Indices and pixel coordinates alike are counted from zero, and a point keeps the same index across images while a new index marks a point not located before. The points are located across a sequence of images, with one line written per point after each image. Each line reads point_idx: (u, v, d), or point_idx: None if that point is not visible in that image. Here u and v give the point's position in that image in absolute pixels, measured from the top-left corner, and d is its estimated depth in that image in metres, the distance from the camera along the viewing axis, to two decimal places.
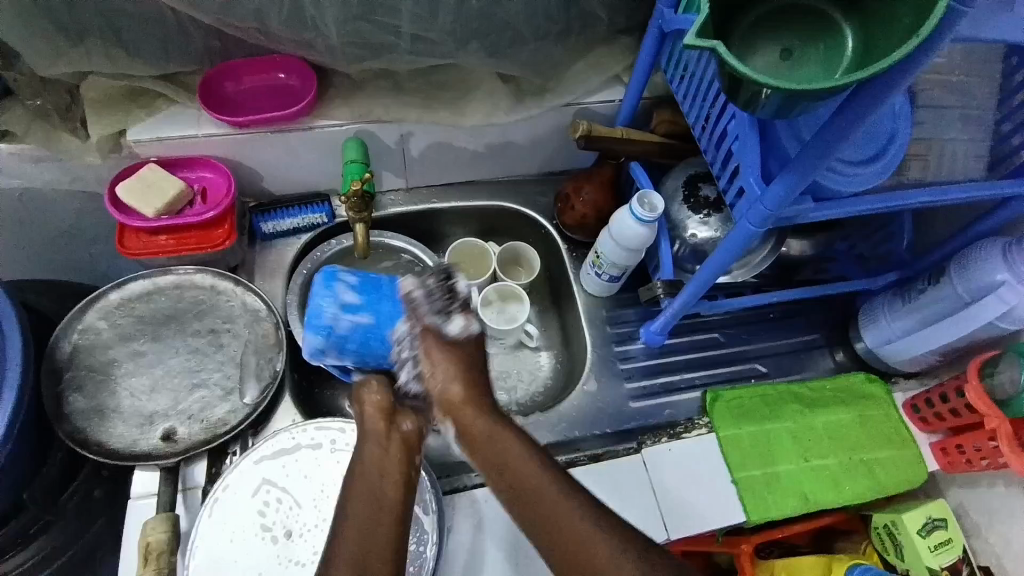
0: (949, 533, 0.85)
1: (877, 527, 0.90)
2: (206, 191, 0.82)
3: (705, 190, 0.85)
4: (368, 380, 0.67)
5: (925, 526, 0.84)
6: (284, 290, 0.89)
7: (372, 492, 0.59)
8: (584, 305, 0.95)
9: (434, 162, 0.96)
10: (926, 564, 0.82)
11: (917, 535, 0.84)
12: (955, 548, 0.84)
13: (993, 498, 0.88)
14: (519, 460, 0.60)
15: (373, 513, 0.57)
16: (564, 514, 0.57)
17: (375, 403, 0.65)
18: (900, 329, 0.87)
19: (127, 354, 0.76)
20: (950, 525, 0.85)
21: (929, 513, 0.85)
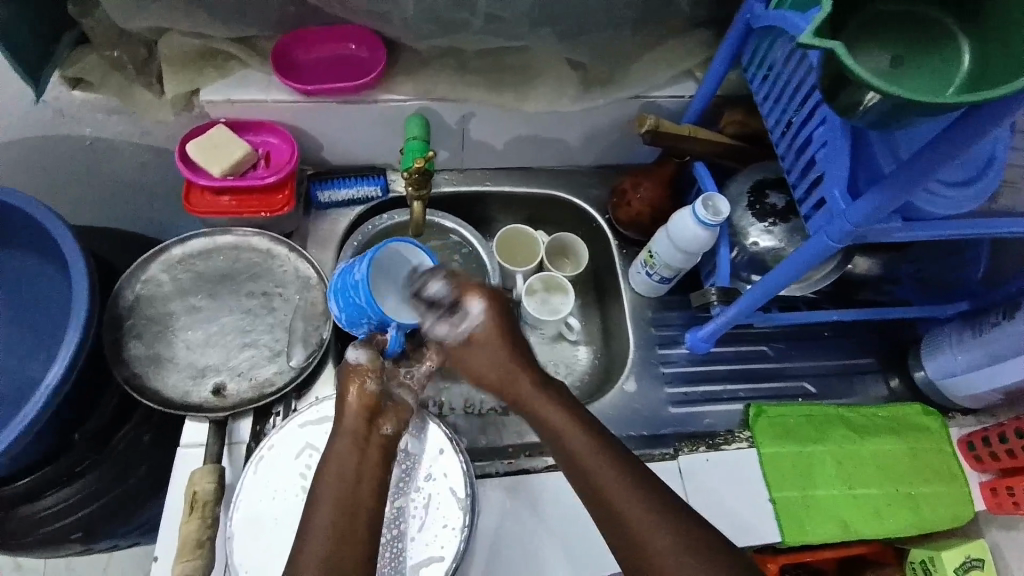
0: (987, 573, 0.79)
1: (911, 562, 0.85)
2: (269, 156, 0.83)
3: (773, 198, 0.81)
4: (345, 373, 0.66)
5: (963, 565, 0.79)
6: (335, 260, 0.90)
7: (342, 489, 0.60)
8: (630, 304, 0.94)
9: (491, 144, 0.95)
10: None
11: (953, 574, 0.79)
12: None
13: None
14: (585, 446, 0.62)
15: (345, 510, 0.58)
16: (631, 505, 0.58)
17: (358, 396, 0.65)
18: (964, 363, 0.82)
19: (185, 307, 0.78)
20: (988, 564, 0.80)
21: (969, 552, 0.80)
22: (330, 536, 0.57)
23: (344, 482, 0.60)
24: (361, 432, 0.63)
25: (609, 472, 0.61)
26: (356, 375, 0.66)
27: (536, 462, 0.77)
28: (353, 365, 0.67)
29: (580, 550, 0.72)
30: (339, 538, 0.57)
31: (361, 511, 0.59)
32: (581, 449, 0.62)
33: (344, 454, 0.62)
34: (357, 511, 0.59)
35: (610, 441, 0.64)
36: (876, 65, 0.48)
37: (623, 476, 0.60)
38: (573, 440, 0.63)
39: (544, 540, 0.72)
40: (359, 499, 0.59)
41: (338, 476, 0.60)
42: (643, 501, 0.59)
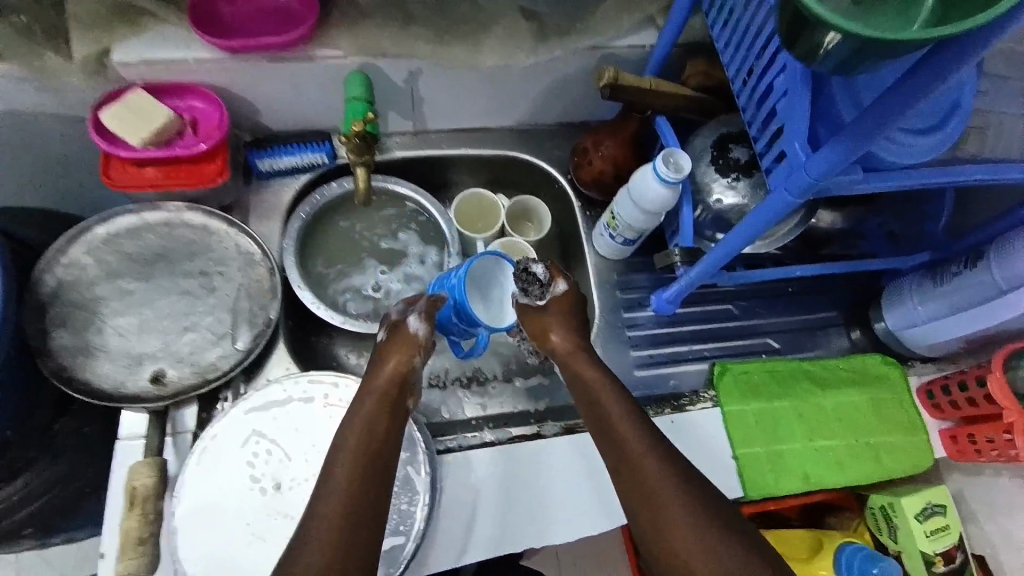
0: (947, 520, 0.84)
1: (872, 507, 0.89)
2: (197, 123, 0.76)
3: (736, 152, 0.78)
4: (396, 338, 0.64)
5: (924, 511, 0.83)
6: (282, 233, 0.85)
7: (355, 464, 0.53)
8: (595, 268, 0.91)
9: (445, 103, 0.89)
10: (920, 549, 0.82)
11: (913, 520, 0.83)
12: (951, 535, 0.83)
13: (993, 487, 0.86)
14: (620, 416, 0.59)
15: (354, 484, 0.52)
16: (658, 478, 0.54)
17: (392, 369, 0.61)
18: (925, 313, 0.83)
19: (114, 291, 0.72)
20: (948, 511, 0.84)
21: (928, 499, 0.84)
22: (336, 515, 0.50)
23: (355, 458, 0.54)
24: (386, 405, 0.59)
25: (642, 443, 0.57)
26: (405, 343, 0.63)
27: (500, 434, 0.76)
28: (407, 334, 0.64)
29: (548, 518, 0.71)
30: (348, 516, 0.50)
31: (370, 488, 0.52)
32: (619, 417, 0.59)
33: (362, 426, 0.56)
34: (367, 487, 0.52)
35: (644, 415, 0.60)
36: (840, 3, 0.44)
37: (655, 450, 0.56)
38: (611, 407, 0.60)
39: (512, 512, 0.71)
40: (370, 475, 0.53)
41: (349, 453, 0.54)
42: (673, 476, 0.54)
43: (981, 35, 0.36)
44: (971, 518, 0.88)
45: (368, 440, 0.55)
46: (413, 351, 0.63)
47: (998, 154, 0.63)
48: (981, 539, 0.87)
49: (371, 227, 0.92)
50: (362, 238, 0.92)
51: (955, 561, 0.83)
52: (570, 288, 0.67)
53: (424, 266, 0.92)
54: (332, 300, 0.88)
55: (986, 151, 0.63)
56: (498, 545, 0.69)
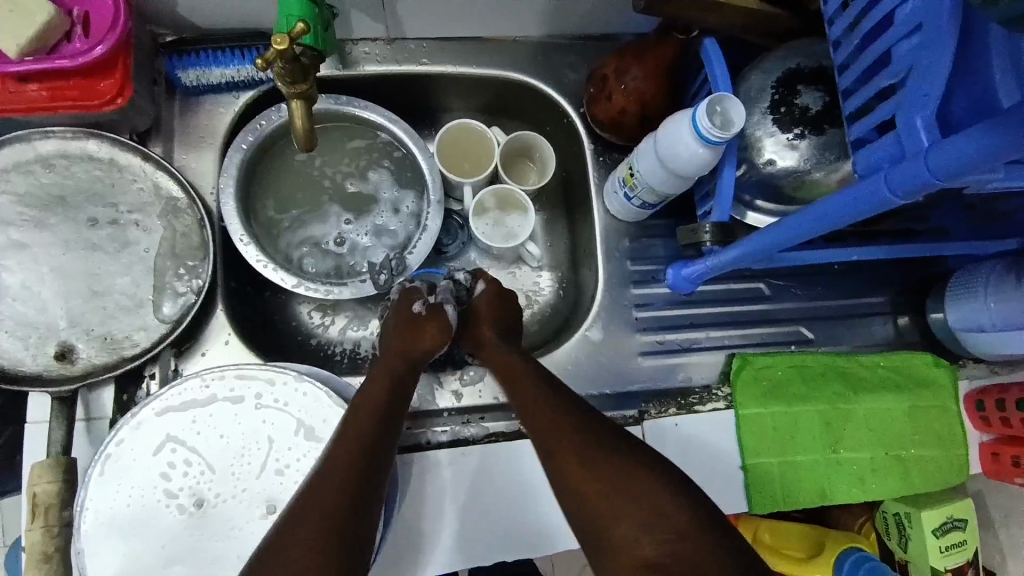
0: (965, 535, 0.75)
1: (885, 512, 0.81)
2: (89, 18, 0.57)
3: (804, 98, 0.58)
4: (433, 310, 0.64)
5: (942, 526, 0.75)
6: (217, 169, 0.68)
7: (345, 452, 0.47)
8: (603, 230, 0.75)
9: (426, 1, 0.67)
10: (930, 565, 0.74)
11: (930, 534, 0.74)
12: (967, 551, 0.75)
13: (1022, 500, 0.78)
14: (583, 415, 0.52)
15: (334, 470, 0.46)
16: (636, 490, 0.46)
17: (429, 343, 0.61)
18: (998, 318, 0.67)
19: (2, 243, 0.58)
20: (968, 526, 0.76)
21: (951, 513, 0.75)
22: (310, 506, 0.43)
23: (346, 445, 0.48)
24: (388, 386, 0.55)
25: (620, 446, 0.49)
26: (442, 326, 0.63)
27: (475, 431, 0.66)
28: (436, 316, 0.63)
29: (520, 530, 0.62)
30: (331, 501, 0.44)
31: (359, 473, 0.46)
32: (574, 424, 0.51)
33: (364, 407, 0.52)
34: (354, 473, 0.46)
35: (613, 423, 0.52)
36: None
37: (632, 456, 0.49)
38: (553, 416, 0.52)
39: (482, 521, 0.62)
40: (361, 462, 0.47)
41: (341, 439, 0.48)
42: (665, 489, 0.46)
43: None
44: (988, 527, 0.80)
45: (358, 424, 0.49)
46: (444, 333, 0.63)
47: None
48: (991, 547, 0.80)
49: (335, 163, 0.75)
50: (323, 176, 0.75)
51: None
52: (490, 288, 0.67)
53: (398, 217, 0.76)
54: (286, 255, 0.73)
55: None
56: (465, 559, 0.61)
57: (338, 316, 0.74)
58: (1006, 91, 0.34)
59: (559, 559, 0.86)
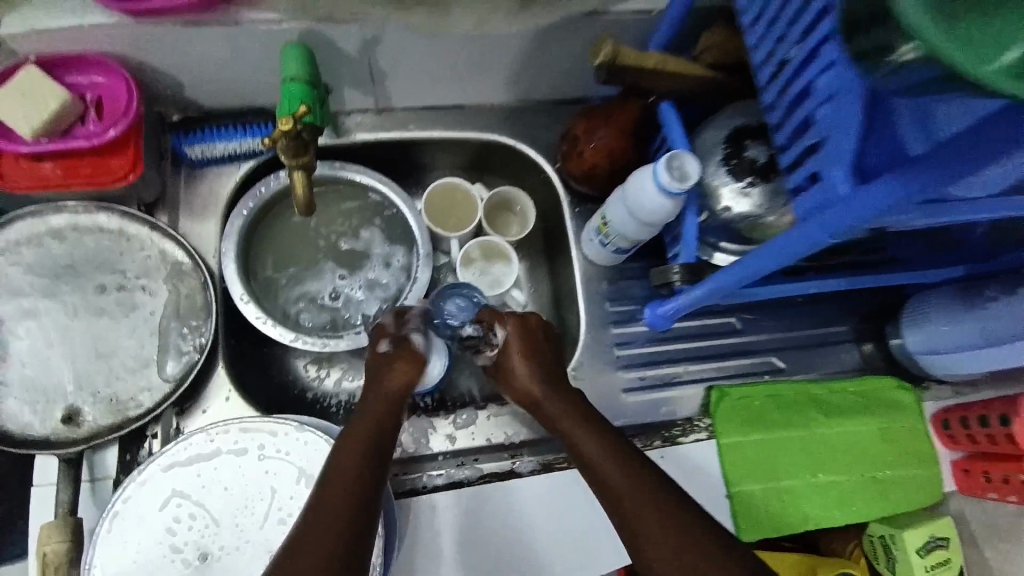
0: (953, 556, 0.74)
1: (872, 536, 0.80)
2: (101, 103, 0.62)
3: (752, 151, 0.66)
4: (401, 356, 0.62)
5: (928, 546, 0.73)
6: (219, 234, 0.73)
7: (339, 478, 0.49)
8: (582, 274, 0.80)
9: (412, 75, 0.74)
10: None
11: (916, 555, 0.72)
12: None
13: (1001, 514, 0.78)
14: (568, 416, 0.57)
15: (329, 495, 0.48)
16: (632, 477, 0.51)
17: (396, 384, 0.60)
18: (952, 342, 0.73)
19: (15, 311, 0.62)
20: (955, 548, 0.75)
21: (935, 533, 0.74)
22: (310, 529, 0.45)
23: (340, 474, 0.49)
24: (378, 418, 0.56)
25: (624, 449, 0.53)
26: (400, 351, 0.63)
27: (469, 472, 0.68)
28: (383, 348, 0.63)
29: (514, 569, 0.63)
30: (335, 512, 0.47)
31: (353, 494, 0.48)
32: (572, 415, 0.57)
33: (350, 436, 0.53)
34: (348, 495, 0.48)
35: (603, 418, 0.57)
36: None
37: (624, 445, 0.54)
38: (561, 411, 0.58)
39: (480, 560, 0.63)
40: (361, 483, 0.49)
41: (336, 464, 0.50)
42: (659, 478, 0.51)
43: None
44: None
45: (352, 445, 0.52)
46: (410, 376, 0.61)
47: None
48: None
49: (329, 223, 0.80)
50: (318, 235, 0.80)
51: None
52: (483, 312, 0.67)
53: (390, 271, 0.80)
54: (284, 311, 0.76)
55: None
56: None
57: (334, 368, 0.77)
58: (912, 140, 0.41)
59: None
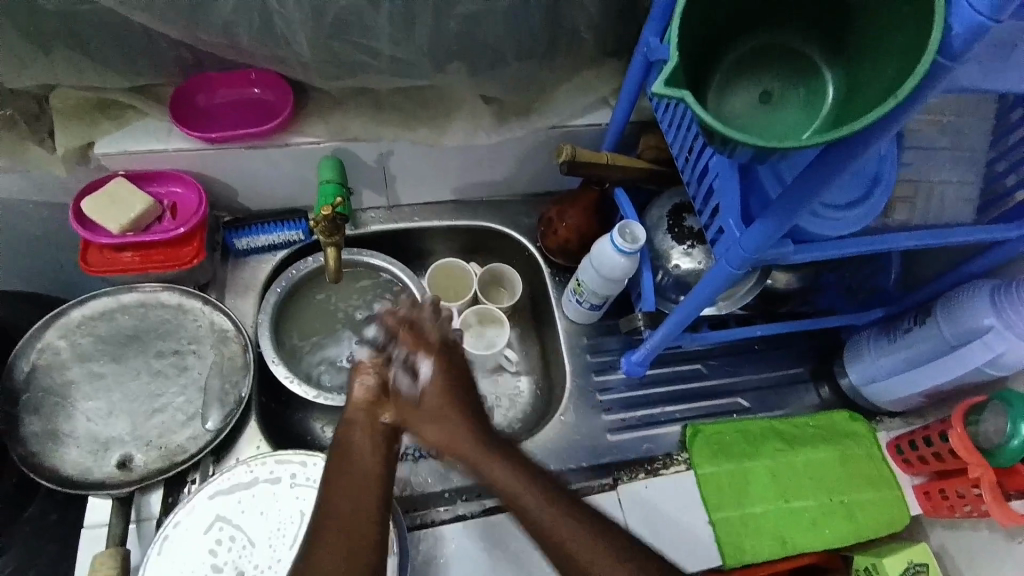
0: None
1: (856, 568, 0.79)
2: (175, 206, 0.80)
3: (689, 221, 0.84)
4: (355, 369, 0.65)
5: (905, 571, 0.75)
6: (255, 309, 0.87)
7: (349, 519, 0.56)
8: (564, 332, 0.93)
9: (417, 180, 0.93)
10: None
11: None
12: None
13: (974, 540, 0.79)
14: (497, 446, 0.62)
15: (353, 537, 0.55)
16: (573, 535, 0.57)
17: (361, 393, 0.63)
18: (884, 368, 0.84)
19: (86, 375, 0.74)
20: (932, 569, 0.76)
21: (910, 557, 0.76)
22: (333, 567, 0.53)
23: (349, 512, 0.56)
24: (375, 449, 0.60)
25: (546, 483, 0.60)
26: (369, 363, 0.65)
27: (473, 507, 0.76)
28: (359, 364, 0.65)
29: None
30: (351, 532, 0.55)
31: (371, 530, 0.56)
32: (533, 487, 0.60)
33: (354, 471, 0.58)
34: (365, 535, 0.55)
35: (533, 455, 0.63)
36: (744, 103, 0.51)
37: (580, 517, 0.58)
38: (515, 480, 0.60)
39: None
40: (365, 506, 0.56)
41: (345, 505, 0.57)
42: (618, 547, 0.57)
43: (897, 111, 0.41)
44: None
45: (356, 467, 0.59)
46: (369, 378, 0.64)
47: (927, 218, 0.67)
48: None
49: (345, 298, 0.94)
50: (337, 309, 0.93)
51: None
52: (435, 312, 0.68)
53: None
54: (306, 372, 0.88)
55: (916, 219, 0.67)
56: None
57: None
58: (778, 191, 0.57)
59: None
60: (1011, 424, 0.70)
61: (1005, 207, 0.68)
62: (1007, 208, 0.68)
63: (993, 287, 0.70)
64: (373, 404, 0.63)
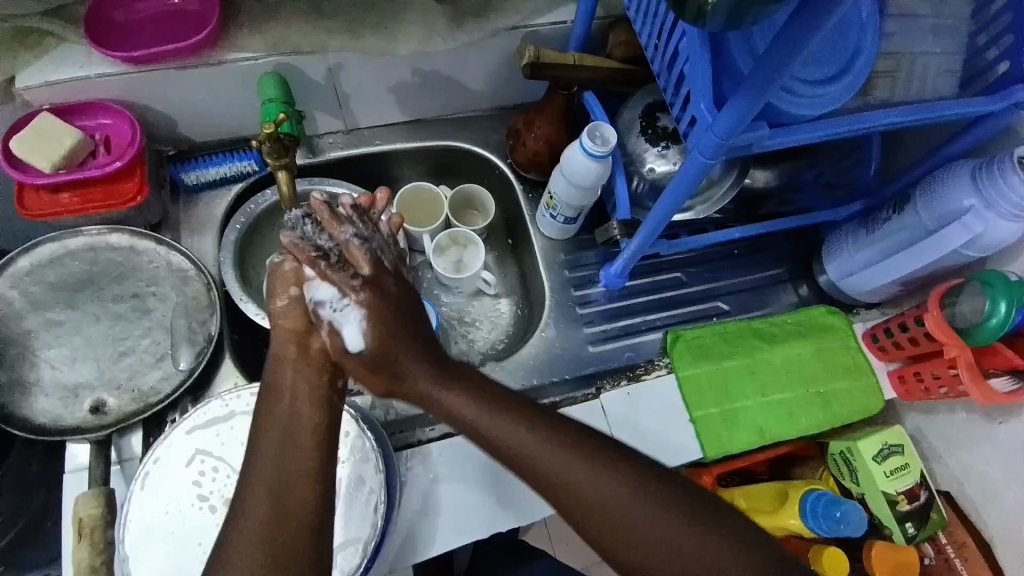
0: (906, 458, 0.79)
1: (832, 454, 0.84)
2: (109, 140, 0.73)
3: (664, 121, 0.80)
4: (274, 275, 0.58)
5: (881, 452, 0.79)
6: (216, 248, 0.83)
7: (272, 483, 0.51)
8: (541, 248, 0.91)
9: (373, 98, 0.87)
10: (880, 490, 0.77)
11: (872, 462, 0.78)
12: (913, 474, 0.78)
13: (951, 421, 0.82)
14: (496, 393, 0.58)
15: (281, 501, 0.50)
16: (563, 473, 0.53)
17: (286, 320, 0.58)
18: (863, 260, 0.83)
19: (43, 323, 0.72)
20: (908, 450, 0.79)
21: (885, 439, 0.79)
22: (259, 529, 0.49)
23: (274, 473, 0.52)
24: (305, 389, 0.56)
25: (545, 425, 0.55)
26: (293, 274, 0.58)
27: None
28: (276, 266, 0.58)
29: (505, 504, 0.71)
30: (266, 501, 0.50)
31: (304, 479, 0.52)
32: (507, 440, 0.54)
33: (281, 420, 0.54)
34: (304, 489, 0.52)
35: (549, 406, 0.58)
36: None
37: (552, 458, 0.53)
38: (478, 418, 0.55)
39: (475, 499, 0.71)
40: (291, 466, 0.52)
41: (268, 461, 0.52)
42: (588, 451, 0.54)
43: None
44: (936, 458, 0.84)
45: (273, 423, 0.54)
46: (293, 281, 0.57)
47: (908, 94, 0.63)
48: (947, 477, 0.83)
49: None
50: None
51: (920, 500, 0.78)
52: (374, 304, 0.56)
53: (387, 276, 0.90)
54: None
55: (898, 94, 0.63)
56: (461, 536, 0.70)
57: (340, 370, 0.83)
58: (745, 63, 0.53)
59: (553, 533, 1.06)
60: (990, 304, 0.70)
61: (990, 79, 0.63)
62: (988, 83, 0.63)
63: (974, 167, 0.68)
64: (300, 333, 0.57)
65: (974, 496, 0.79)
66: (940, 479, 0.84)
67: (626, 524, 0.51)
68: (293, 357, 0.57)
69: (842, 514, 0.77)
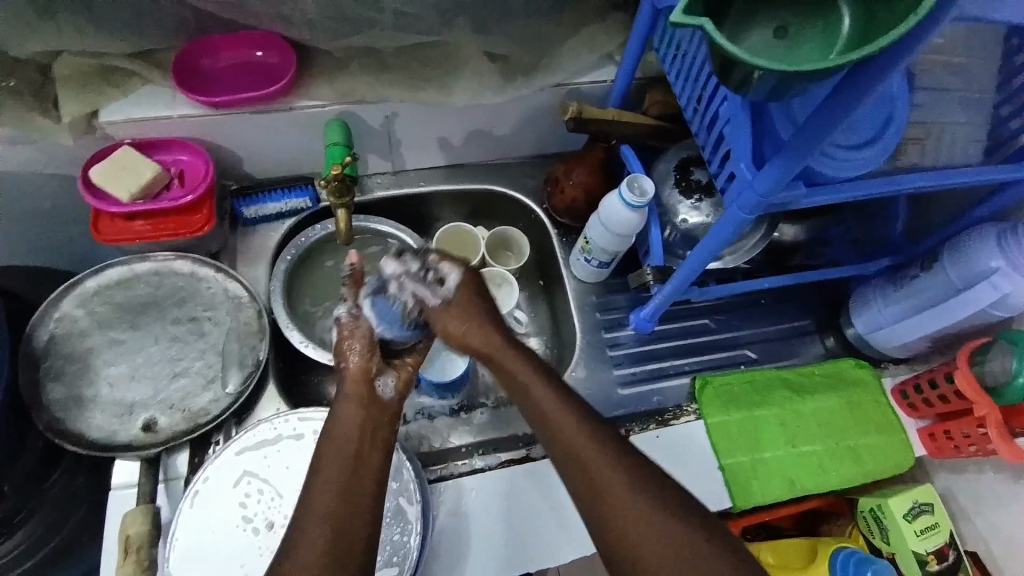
0: (936, 517, 0.78)
1: (862, 511, 0.83)
2: (183, 174, 0.79)
3: (697, 174, 0.84)
4: (344, 336, 0.65)
5: (911, 511, 0.78)
6: (267, 276, 0.87)
7: (330, 514, 0.53)
8: (573, 291, 0.95)
9: (422, 143, 0.93)
10: (912, 550, 0.76)
11: (903, 520, 0.77)
12: (943, 533, 0.78)
13: (980, 481, 0.81)
14: (570, 419, 0.59)
15: (336, 549, 0.52)
16: (619, 502, 0.55)
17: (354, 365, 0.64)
18: (891, 315, 0.84)
19: (104, 342, 0.76)
20: (937, 509, 0.79)
21: (915, 497, 0.78)
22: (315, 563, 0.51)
23: (332, 503, 0.54)
24: (368, 427, 0.60)
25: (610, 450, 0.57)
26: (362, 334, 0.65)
27: (490, 460, 0.78)
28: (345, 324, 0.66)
29: (531, 543, 0.72)
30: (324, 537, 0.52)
31: (360, 512, 0.54)
32: (571, 430, 0.58)
33: (341, 452, 0.57)
34: (354, 523, 0.54)
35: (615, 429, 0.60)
36: (760, 41, 0.49)
37: (616, 453, 0.57)
38: (546, 407, 0.60)
39: (502, 534, 0.72)
40: (346, 501, 0.54)
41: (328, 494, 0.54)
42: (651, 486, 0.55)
43: (896, 52, 0.42)
44: (964, 517, 0.83)
45: (332, 454, 0.57)
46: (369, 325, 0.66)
47: (936, 160, 0.67)
48: (973, 536, 0.81)
49: (354, 265, 0.94)
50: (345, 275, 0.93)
51: (949, 560, 0.77)
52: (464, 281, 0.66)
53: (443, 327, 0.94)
54: (320, 337, 0.89)
55: (927, 159, 0.67)
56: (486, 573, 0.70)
57: None
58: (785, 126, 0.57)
59: None
60: (1018, 362, 0.71)
61: (1013, 149, 0.68)
62: (1011, 151, 0.68)
63: (1000, 231, 0.71)
64: (366, 375, 0.63)
65: (1003, 561, 0.78)
66: (967, 540, 0.82)
67: (663, 534, 0.53)
68: (363, 396, 0.62)
69: (873, 574, 0.76)
